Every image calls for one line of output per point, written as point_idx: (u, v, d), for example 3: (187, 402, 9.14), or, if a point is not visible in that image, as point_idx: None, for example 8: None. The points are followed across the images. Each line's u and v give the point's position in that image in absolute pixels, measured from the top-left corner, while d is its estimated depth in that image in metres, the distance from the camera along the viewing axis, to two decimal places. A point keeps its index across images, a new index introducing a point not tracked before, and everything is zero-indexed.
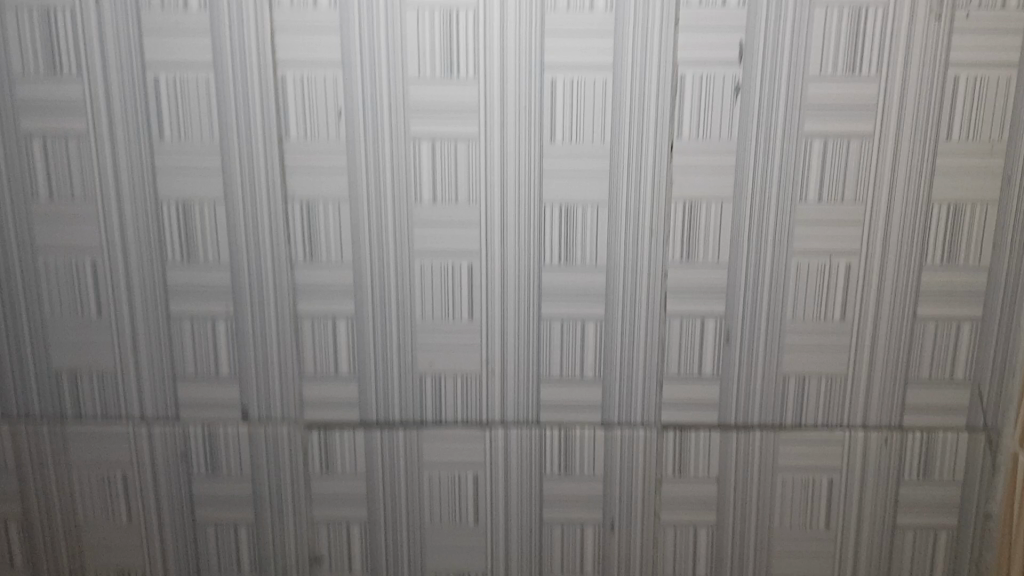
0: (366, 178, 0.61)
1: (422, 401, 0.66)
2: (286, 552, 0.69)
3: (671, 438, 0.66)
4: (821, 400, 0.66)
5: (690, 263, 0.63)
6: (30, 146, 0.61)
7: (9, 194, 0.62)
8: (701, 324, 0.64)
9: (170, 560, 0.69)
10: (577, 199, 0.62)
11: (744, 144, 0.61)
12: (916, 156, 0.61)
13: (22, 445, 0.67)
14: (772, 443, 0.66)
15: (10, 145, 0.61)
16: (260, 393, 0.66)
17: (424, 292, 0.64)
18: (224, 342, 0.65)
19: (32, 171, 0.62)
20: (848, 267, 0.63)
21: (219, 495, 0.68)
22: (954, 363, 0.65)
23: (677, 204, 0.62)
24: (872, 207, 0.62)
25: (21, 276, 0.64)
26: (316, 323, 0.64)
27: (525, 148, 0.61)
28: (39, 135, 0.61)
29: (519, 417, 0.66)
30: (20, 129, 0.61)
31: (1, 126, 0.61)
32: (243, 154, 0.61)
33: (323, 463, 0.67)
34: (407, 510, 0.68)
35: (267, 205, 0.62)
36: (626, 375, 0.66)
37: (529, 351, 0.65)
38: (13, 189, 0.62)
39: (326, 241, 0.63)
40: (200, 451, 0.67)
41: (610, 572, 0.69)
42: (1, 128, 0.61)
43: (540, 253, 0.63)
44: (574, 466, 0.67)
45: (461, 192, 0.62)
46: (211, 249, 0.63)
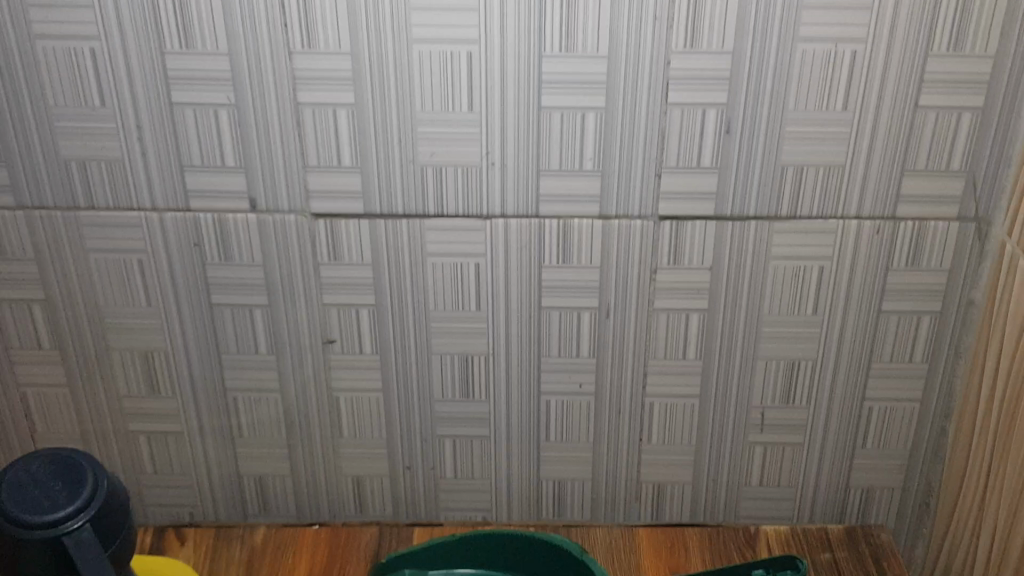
0: (379, 193, 0.68)
1: (435, 376, 0.75)
2: (322, 488, 0.81)
3: (658, 409, 0.75)
4: (792, 380, 0.74)
5: (676, 266, 0.69)
6: (71, 167, 0.68)
7: (56, 208, 0.69)
8: (686, 317, 0.71)
9: (224, 496, 0.82)
10: (570, 209, 0.68)
11: (723, 163, 0.66)
12: (886, 175, 0.66)
13: (91, 405, 0.78)
14: (745, 412, 0.75)
15: (51, 167, 0.68)
16: (294, 367, 0.75)
17: (435, 287, 0.71)
18: (260, 325, 0.74)
19: (75, 189, 0.69)
20: (821, 271, 0.69)
21: (263, 443, 0.79)
22: (914, 352, 0.72)
23: (665, 217, 0.68)
24: (844, 218, 0.67)
25: (75, 275, 0.72)
26: (340, 311, 0.73)
27: (523, 168, 0.66)
28: (78, 158, 0.67)
29: (521, 390, 0.75)
30: (60, 153, 0.67)
31: (44, 151, 0.67)
32: (266, 169, 0.67)
33: (352, 421, 0.77)
34: (424, 458, 0.79)
35: (290, 213, 0.69)
36: (617, 358, 0.73)
37: (530, 337, 0.73)
38: (59, 203, 0.69)
39: (347, 245, 0.70)
40: (245, 410, 0.78)
41: (599, 507, 0.81)
42: (44, 152, 0.67)
43: (539, 256, 0.70)
44: (569, 426, 0.77)
45: (464, 202, 0.68)
46: (245, 250, 0.71)
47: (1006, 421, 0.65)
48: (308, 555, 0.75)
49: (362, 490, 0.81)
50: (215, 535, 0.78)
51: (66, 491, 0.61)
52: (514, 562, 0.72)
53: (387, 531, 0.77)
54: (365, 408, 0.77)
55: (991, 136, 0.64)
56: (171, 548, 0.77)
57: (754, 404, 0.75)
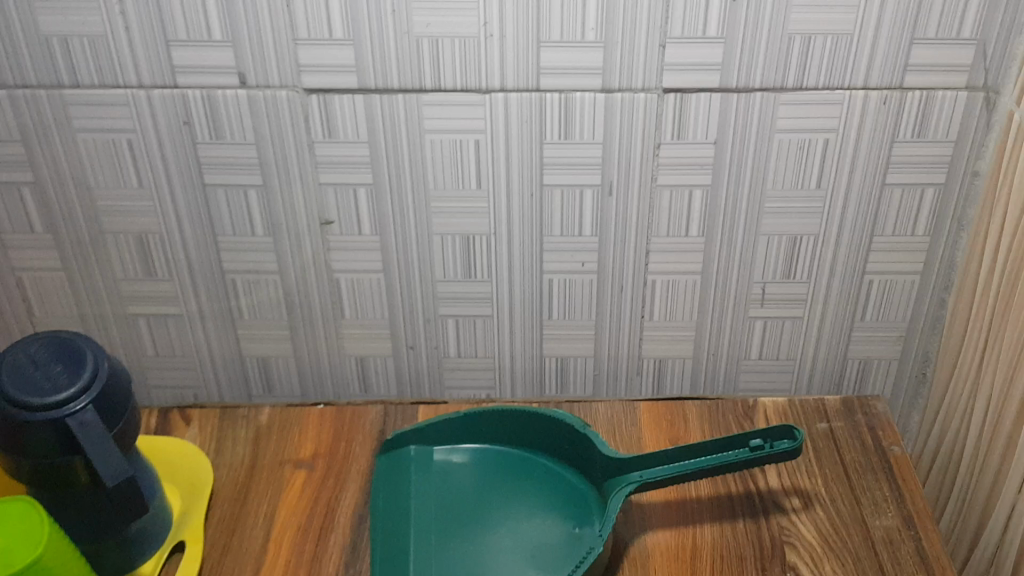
0: (374, 68, 0.66)
1: (436, 256, 0.74)
2: (327, 367, 0.82)
3: (659, 284, 0.75)
4: (793, 255, 0.74)
5: (680, 140, 0.68)
6: (51, 44, 0.65)
7: (39, 87, 0.67)
8: (689, 193, 0.71)
9: (228, 376, 0.83)
10: (571, 82, 0.66)
11: (728, 32, 0.64)
12: (894, 45, 0.64)
13: (88, 289, 0.78)
14: (745, 287, 0.76)
15: (32, 44, 0.65)
16: (293, 248, 0.75)
17: (434, 165, 0.70)
18: (256, 206, 0.73)
19: (58, 67, 0.66)
20: (826, 143, 0.68)
21: (264, 324, 0.79)
22: (916, 226, 0.72)
23: (670, 91, 0.66)
24: (849, 88, 0.66)
25: (63, 156, 0.70)
26: (338, 190, 0.71)
27: (522, 40, 0.64)
28: (58, 34, 0.65)
29: (523, 268, 0.75)
30: (39, 29, 0.64)
31: (22, 27, 0.64)
32: (254, 42, 0.65)
33: (353, 302, 0.78)
34: (427, 337, 0.80)
35: (283, 89, 0.67)
36: (620, 235, 0.73)
37: (532, 216, 0.72)
38: (42, 82, 0.67)
39: (343, 122, 0.68)
40: (244, 291, 0.77)
41: (601, 380, 0.82)
42: (22, 28, 0.65)
43: (540, 131, 0.68)
44: (571, 304, 0.77)
45: (461, 76, 0.66)
46: (236, 129, 0.69)
47: (1006, 292, 0.66)
48: (315, 432, 0.77)
49: (366, 368, 0.81)
50: (220, 415, 0.79)
51: (66, 373, 0.61)
52: (518, 436, 0.74)
53: (391, 411, 0.78)
54: (366, 287, 0.77)
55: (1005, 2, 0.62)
56: (178, 427, 0.78)
57: (754, 280, 0.75)
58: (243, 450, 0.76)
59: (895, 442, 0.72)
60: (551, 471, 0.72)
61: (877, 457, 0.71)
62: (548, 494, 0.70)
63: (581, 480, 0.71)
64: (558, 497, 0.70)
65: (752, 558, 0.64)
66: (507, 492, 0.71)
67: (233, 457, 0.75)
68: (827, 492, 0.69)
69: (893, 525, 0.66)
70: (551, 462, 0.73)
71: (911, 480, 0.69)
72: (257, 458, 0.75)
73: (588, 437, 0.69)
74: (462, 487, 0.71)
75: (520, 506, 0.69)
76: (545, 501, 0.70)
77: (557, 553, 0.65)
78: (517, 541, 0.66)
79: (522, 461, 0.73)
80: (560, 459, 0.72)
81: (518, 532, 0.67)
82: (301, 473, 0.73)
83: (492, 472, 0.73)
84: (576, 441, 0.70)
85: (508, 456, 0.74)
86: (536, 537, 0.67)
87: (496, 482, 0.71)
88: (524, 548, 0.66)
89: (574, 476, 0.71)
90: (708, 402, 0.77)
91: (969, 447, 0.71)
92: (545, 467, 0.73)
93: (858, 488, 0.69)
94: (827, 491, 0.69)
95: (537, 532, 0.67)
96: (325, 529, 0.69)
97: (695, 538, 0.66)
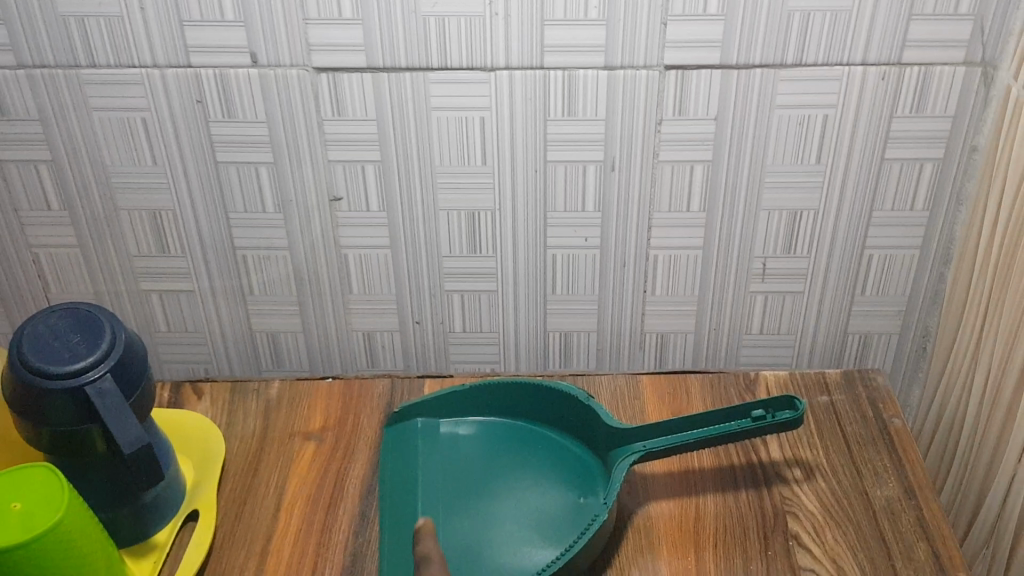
0: (382, 48, 0.67)
1: (443, 232, 0.76)
2: (337, 341, 0.84)
3: (661, 260, 0.77)
4: (793, 230, 0.75)
5: (682, 117, 0.69)
6: (68, 26, 0.67)
7: (56, 67, 0.69)
8: (690, 169, 0.72)
9: (240, 350, 0.85)
10: (575, 60, 0.67)
11: (729, 9, 0.65)
12: (892, 23, 0.65)
13: (104, 266, 0.80)
14: (747, 263, 0.77)
15: (49, 25, 0.67)
16: (303, 225, 0.76)
17: (441, 143, 0.71)
18: (267, 184, 0.74)
19: (75, 48, 0.68)
20: (825, 119, 0.69)
21: (275, 300, 0.81)
22: (915, 200, 0.73)
23: (671, 68, 0.67)
24: (848, 64, 0.67)
25: (80, 136, 0.72)
26: (347, 168, 0.73)
27: (526, 20, 0.65)
28: (75, 16, 0.66)
29: (528, 244, 0.76)
30: (56, 11, 0.66)
31: (40, 8, 0.66)
32: (265, 22, 0.66)
33: (362, 278, 0.79)
34: (435, 312, 0.81)
35: (293, 68, 0.68)
36: (623, 211, 0.74)
37: (536, 192, 0.74)
38: (59, 63, 0.69)
39: (351, 101, 0.70)
40: (255, 268, 0.79)
41: (605, 355, 0.84)
42: (40, 10, 0.66)
43: (544, 109, 0.69)
44: (575, 280, 0.78)
45: (467, 54, 0.67)
46: (247, 107, 0.70)
47: (1004, 267, 0.67)
48: (324, 405, 0.78)
49: (375, 342, 0.83)
50: (232, 389, 0.81)
51: (85, 343, 0.62)
52: (523, 408, 0.75)
53: (399, 385, 0.80)
54: (374, 263, 0.78)
55: None
56: (190, 401, 0.80)
57: (756, 255, 0.76)
58: (253, 422, 0.77)
59: (896, 415, 0.73)
60: (555, 442, 0.74)
61: (877, 430, 0.72)
62: (553, 464, 0.72)
63: (585, 450, 0.72)
64: (563, 466, 0.71)
65: (754, 527, 0.65)
66: (512, 461, 0.72)
67: (244, 429, 0.77)
68: (828, 463, 0.70)
69: (894, 495, 0.67)
70: (555, 433, 0.74)
71: (911, 452, 0.70)
72: (268, 430, 0.76)
73: (592, 407, 0.70)
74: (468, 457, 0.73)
75: (526, 476, 0.70)
76: (550, 470, 0.71)
77: (562, 520, 0.66)
78: (523, 508, 0.68)
79: (527, 432, 0.75)
80: (563, 430, 0.74)
81: (523, 501, 0.68)
82: (311, 446, 0.75)
83: (498, 443, 0.74)
84: (580, 411, 0.72)
85: (513, 427, 0.75)
86: (541, 504, 0.68)
87: (502, 452, 0.73)
88: (529, 515, 0.67)
89: (578, 446, 0.73)
90: (710, 375, 0.78)
91: (969, 420, 0.72)
92: (549, 438, 0.74)
93: (859, 459, 0.70)
94: (828, 462, 0.70)
95: (542, 499, 0.68)
96: (335, 499, 0.70)
97: (698, 507, 0.67)
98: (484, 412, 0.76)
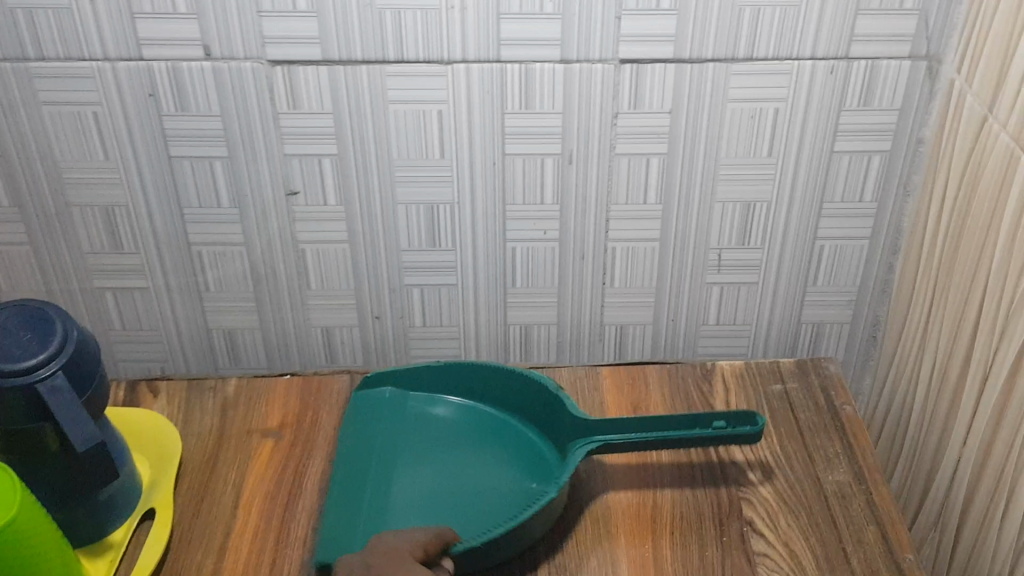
0: (337, 42, 0.67)
1: (401, 226, 0.76)
2: (295, 337, 0.83)
3: (618, 252, 0.78)
4: (746, 222, 0.76)
5: (637, 110, 0.70)
6: (16, 18, 0.66)
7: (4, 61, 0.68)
8: (646, 162, 0.73)
9: (197, 348, 0.84)
10: (531, 53, 0.68)
11: (682, 4, 0.65)
12: (839, 18, 0.66)
13: (56, 263, 0.78)
14: (702, 254, 0.78)
15: None
16: (259, 219, 0.76)
17: (398, 136, 0.72)
18: (222, 178, 0.74)
19: (23, 41, 0.67)
20: (776, 112, 0.71)
21: (231, 297, 0.81)
22: (864, 192, 0.75)
23: (626, 62, 0.68)
24: (798, 59, 0.68)
25: (28, 130, 0.71)
26: (303, 162, 0.73)
27: (483, 13, 0.66)
28: (22, 7, 0.65)
29: (486, 237, 0.77)
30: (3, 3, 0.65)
31: None
32: (218, 14, 0.66)
33: (320, 273, 0.79)
34: (394, 307, 0.81)
35: (247, 61, 0.68)
36: (580, 204, 0.75)
37: (494, 185, 0.74)
38: (7, 56, 0.67)
39: (307, 94, 0.69)
40: (211, 264, 0.79)
41: (565, 348, 0.84)
42: None
43: (501, 103, 0.70)
44: (533, 273, 0.79)
45: (423, 48, 0.67)
46: (201, 101, 0.70)
47: (949, 255, 0.68)
48: (283, 401, 0.78)
49: (333, 338, 0.83)
50: (188, 387, 0.80)
51: (36, 340, 0.61)
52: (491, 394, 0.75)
53: (357, 380, 0.80)
54: (331, 258, 0.78)
55: None
56: (146, 399, 0.79)
57: (711, 247, 0.78)
58: (210, 420, 0.77)
59: (847, 402, 0.75)
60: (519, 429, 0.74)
61: (829, 417, 0.74)
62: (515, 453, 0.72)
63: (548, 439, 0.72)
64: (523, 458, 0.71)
65: (710, 514, 0.66)
66: (476, 448, 0.72)
67: (201, 427, 0.76)
68: (782, 451, 0.71)
69: (845, 480, 0.68)
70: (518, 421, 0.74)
71: (862, 438, 0.72)
72: (226, 427, 0.76)
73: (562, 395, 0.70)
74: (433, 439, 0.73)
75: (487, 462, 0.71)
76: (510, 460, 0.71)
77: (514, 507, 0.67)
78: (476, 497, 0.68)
79: (494, 421, 0.75)
80: (523, 421, 0.74)
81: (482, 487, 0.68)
82: (268, 442, 0.74)
83: (464, 429, 0.74)
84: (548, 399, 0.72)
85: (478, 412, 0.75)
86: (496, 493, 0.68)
87: (465, 438, 0.73)
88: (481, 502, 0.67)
89: (541, 437, 0.73)
90: (668, 366, 0.79)
91: (917, 406, 0.74)
92: (515, 429, 0.74)
93: (812, 446, 0.71)
94: (782, 450, 0.71)
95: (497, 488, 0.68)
96: (293, 495, 0.70)
97: (655, 495, 0.68)
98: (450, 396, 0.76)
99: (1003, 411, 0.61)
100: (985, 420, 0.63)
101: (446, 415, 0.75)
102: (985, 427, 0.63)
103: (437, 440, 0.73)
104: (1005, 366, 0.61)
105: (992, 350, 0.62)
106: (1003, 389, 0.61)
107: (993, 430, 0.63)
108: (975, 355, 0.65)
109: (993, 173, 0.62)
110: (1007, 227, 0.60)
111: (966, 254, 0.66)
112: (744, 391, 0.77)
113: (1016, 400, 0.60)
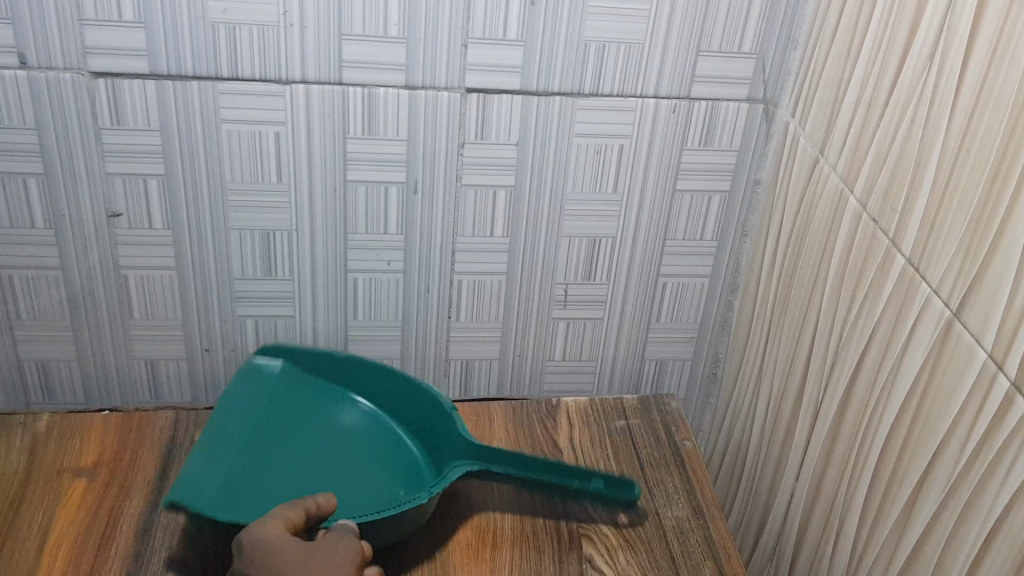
0: (167, 59, 0.63)
1: (235, 253, 0.72)
2: (113, 370, 0.78)
3: (468, 285, 0.76)
4: (587, 257, 0.76)
5: (484, 141, 0.69)
6: None
7: None
8: (493, 195, 0.72)
9: (6, 380, 0.77)
10: (375, 77, 0.65)
11: (528, 35, 0.65)
12: (679, 60, 0.67)
13: None
14: (549, 290, 0.78)
15: None
16: (76, 240, 0.70)
17: (233, 156, 0.68)
18: (35, 197, 0.68)
19: None
20: (620, 148, 0.71)
21: (41, 324, 0.74)
22: (704, 230, 0.76)
23: (473, 91, 0.67)
24: (642, 96, 0.69)
25: None
26: (127, 181, 0.68)
27: (325, 35, 0.63)
28: None
29: (327, 266, 0.74)
30: None
31: None
32: (35, 20, 0.61)
33: (143, 302, 0.74)
34: (222, 337, 0.77)
35: (66, 71, 0.63)
36: (426, 235, 0.73)
37: (336, 214, 0.71)
38: None
39: (133, 109, 0.65)
40: (20, 288, 0.72)
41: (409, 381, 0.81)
42: None
43: (345, 126, 0.67)
44: (379, 310, 0.77)
45: (260, 66, 0.64)
46: (13, 110, 0.64)
47: (783, 296, 0.70)
48: (99, 437, 0.72)
49: (157, 372, 0.78)
50: None
51: None
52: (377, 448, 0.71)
53: (182, 417, 0.74)
54: (156, 285, 0.73)
55: (781, 19, 0.67)
56: None
57: (557, 281, 0.77)
58: (17, 456, 0.69)
59: (687, 438, 0.76)
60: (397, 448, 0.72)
61: (670, 452, 0.74)
62: (385, 453, 0.71)
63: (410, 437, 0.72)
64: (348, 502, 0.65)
65: (550, 551, 0.65)
66: (357, 448, 0.70)
67: (5, 465, 0.68)
68: None
69: (683, 515, 0.68)
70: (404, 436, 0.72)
71: (700, 473, 0.72)
72: (34, 463, 0.69)
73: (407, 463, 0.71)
74: (416, 416, 0.72)
75: (363, 449, 0.71)
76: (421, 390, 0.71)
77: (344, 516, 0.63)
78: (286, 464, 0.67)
79: (379, 435, 0.72)
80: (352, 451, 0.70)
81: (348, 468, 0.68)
82: (80, 483, 0.68)
83: (334, 439, 0.71)
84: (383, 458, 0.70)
85: (386, 442, 0.72)
86: (218, 427, 0.69)
87: (352, 444, 0.71)
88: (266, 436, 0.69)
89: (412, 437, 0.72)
90: (513, 403, 0.78)
91: (754, 441, 0.75)
92: (386, 432, 0.73)
93: (652, 480, 0.71)
94: (623, 483, 0.71)
95: (351, 470, 0.68)
96: (105, 540, 0.63)
97: (495, 533, 0.66)
98: (368, 447, 0.71)
99: (833, 444, 0.62)
100: (816, 456, 0.64)
101: (375, 447, 0.71)
102: (817, 459, 0.64)
103: (324, 403, 0.73)
104: (836, 401, 0.62)
105: (823, 383, 0.64)
106: (832, 423, 0.62)
107: (824, 463, 0.63)
108: (808, 389, 0.66)
109: (823, 214, 0.64)
110: (836, 266, 0.62)
111: (798, 293, 0.67)
112: (588, 424, 0.76)
113: (845, 434, 0.61)
